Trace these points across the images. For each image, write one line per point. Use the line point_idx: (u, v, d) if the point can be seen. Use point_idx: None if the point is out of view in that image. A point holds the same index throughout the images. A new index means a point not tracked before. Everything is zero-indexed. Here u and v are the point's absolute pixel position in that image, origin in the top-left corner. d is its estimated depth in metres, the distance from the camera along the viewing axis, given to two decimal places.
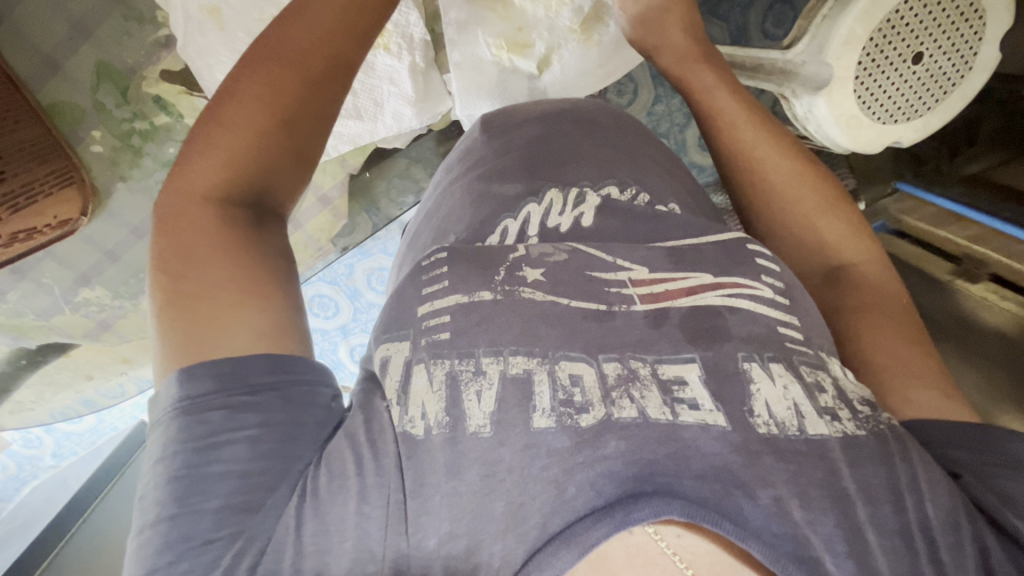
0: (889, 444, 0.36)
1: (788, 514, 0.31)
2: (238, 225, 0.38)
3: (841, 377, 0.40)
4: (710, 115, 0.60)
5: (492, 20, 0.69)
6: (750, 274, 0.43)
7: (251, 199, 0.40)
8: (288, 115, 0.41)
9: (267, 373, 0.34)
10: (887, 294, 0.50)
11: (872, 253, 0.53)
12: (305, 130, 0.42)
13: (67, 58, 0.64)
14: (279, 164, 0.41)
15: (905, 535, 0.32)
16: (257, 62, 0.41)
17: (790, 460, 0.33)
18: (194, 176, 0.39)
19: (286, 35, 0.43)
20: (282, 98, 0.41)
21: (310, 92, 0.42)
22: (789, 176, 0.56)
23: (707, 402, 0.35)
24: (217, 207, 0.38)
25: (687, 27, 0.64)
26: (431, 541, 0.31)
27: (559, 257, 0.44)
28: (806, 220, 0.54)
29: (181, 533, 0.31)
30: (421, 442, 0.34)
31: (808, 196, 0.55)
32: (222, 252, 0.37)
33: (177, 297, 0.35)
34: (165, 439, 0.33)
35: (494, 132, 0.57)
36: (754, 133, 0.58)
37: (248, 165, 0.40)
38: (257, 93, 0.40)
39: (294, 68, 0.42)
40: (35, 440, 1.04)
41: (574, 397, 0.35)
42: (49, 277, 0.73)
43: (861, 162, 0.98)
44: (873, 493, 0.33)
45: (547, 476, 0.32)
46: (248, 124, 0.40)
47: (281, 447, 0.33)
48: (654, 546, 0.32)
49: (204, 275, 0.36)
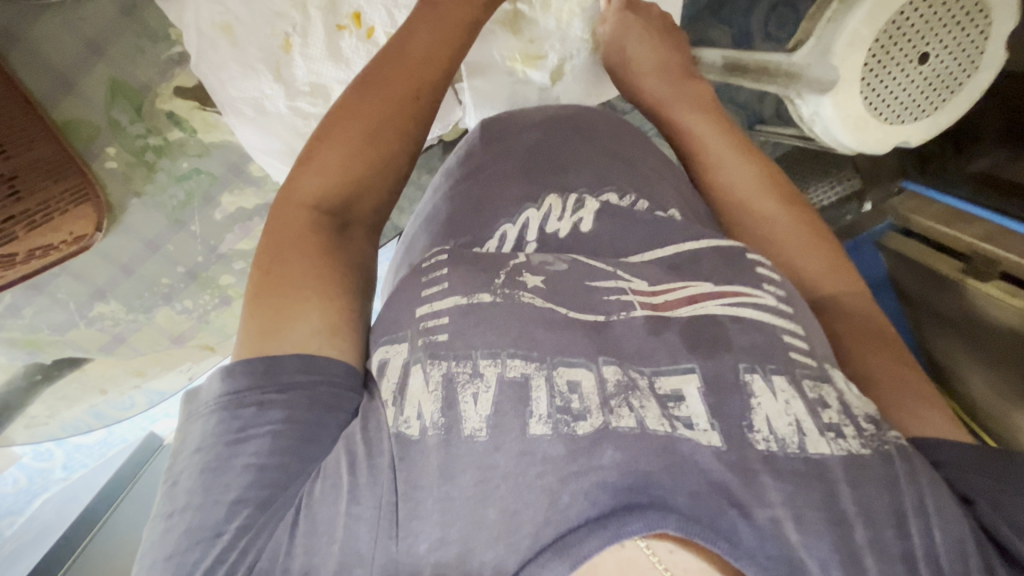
0: (894, 466, 0.35)
1: (785, 536, 0.30)
2: (328, 233, 0.44)
3: (846, 391, 0.39)
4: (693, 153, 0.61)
5: (503, 35, 0.70)
6: (752, 282, 0.43)
7: (341, 210, 0.46)
8: (377, 130, 0.48)
9: (297, 372, 0.37)
10: (869, 328, 0.49)
11: (858, 286, 0.53)
12: (388, 141, 0.48)
13: (81, 76, 0.65)
14: (368, 173, 0.47)
15: (906, 559, 0.31)
16: (363, 94, 0.49)
17: (788, 479, 0.32)
18: (299, 183, 0.45)
19: (389, 73, 0.51)
20: (375, 117, 0.48)
21: (403, 120, 0.49)
22: (773, 211, 0.56)
23: (703, 420, 0.35)
24: (312, 210, 0.44)
25: (671, 66, 0.65)
26: (421, 545, 0.31)
27: (559, 266, 0.44)
28: (786, 256, 0.54)
29: (202, 520, 0.33)
30: (416, 443, 0.34)
31: (793, 231, 0.55)
32: (313, 254, 0.42)
33: (266, 295, 0.40)
34: (203, 431, 0.36)
35: (492, 139, 0.57)
36: (741, 168, 0.59)
37: (346, 182, 0.46)
38: (363, 121, 0.48)
39: (396, 99, 0.50)
40: (46, 454, 1.04)
41: (572, 404, 0.35)
42: (64, 292, 0.74)
43: (868, 163, 0.96)
44: (874, 515, 0.32)
45: (542, 484, 0.32)
46: (346, 145, 0.47)
47: (301, 445, 0.36)
48: (646, 561, 0.31)
49: (290, 270, 0.41)
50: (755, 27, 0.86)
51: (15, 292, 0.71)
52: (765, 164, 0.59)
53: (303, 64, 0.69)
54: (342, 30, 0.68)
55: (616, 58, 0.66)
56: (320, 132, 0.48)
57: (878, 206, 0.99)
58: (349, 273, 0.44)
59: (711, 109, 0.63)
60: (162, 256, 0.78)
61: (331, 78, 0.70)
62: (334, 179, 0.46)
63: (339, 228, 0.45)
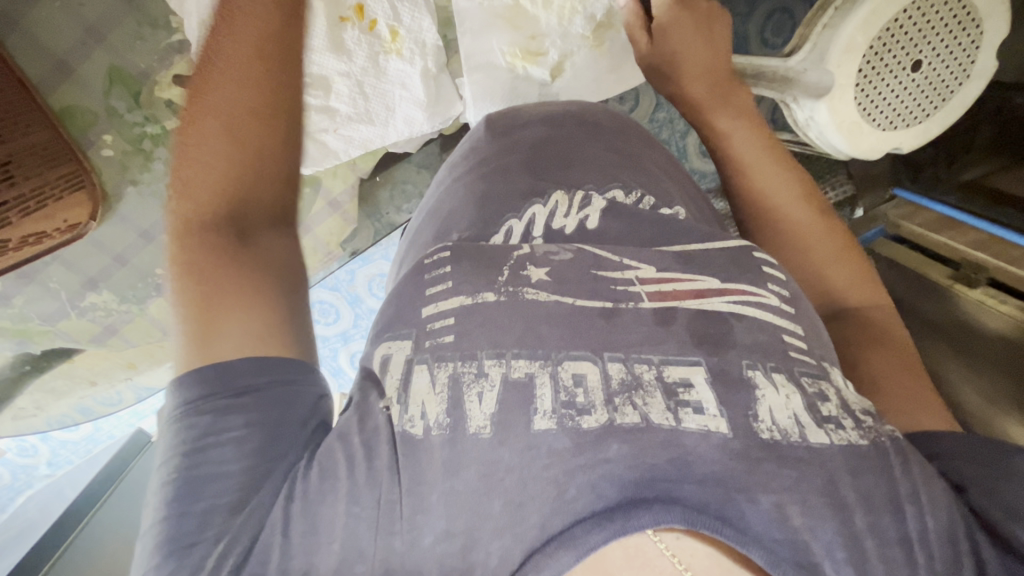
0: (889, 456, 0.35)
1: (789, 520, 0.31)
2: (228, 244, 0.39)
3: (843, 389, 0.40)
4: (727, 159, 0.62)
5: (504, 30, 0.71)
6: (757, 282, 0.43)
7: (236, 216, 0.41)
8: (230, 125, 0.41)
9: (253, 375, 0.36)
10: (894, 338, 0.50)
11: (882, 301, 0.54)
12: (250, 132, 0.42)
13: (80, 62, 0.65)
14: (245, 171, 0.41)
15: (904, 544, 0.32)
16: (196, 99, 0.42)
17: (793, 466, 0.33)
18: (182, 211, 0.40)
19: (214, 65, 0.43)
20: (221, 113, 0.41)
21: (252, 105, 0.42)
22: (805, 221, 0.57)
23: (713, 405, 0.35)
24: (201, 233, 0.39)
25: (710, 71, 0.64)
26: (426, 538, 0.32)
27: (564, 256, 0.44)
28: (814, 267, 0.55)
29: (171, 534, 0.32)
30: (420, 442, 0.34)
31: (823, 244, 0.56)
32: (216, 271, 0.38)
33: (185, 317, 0.37)
34: (163, 445, 0.35)
35: (499, 133, 0.57)
36: (775, 174, 0.59)
37: (224, 189, 0.41)
38: (221, 115, 0.41)
39: (234, 86, 0.42)
40: (30, 449, 1.04)
41: (576, 399, 0.35)
42: (55, 282, 0.73)
43: (860, 170, 0.99)
44: (874, 501, 0.33)
45: (547, 476, 0.32)
46: (207, 157, 0.41)
47: (267, 446, 0.35)
48: (653, 547, 0.33)
49: (206, 292, 0.37)
50: (752, 32, 0.87)
51: (6, 280, 0.70)
52: (798, 176, 0.60)
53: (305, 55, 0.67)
54: (345, 22, 0.68)
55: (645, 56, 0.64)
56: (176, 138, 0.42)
57: (869, 212, 1.01)
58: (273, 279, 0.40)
59: (747, 112, 0.63)
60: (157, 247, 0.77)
61: (333, 69, 0.69)
62: (206, 187, 0.40)
63: (237, 237, 0.40)
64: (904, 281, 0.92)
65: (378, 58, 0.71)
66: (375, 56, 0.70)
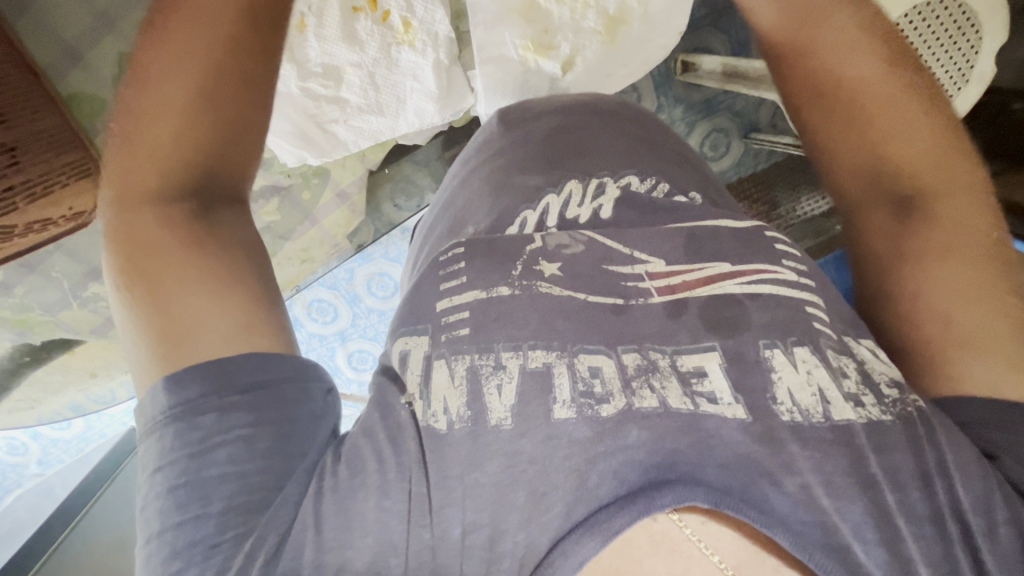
0: (916, 428, 0.35)
1: (815, 501, 0.31)
2: (190, 221, 0.38)
3: (868, 360, 0.39)
4: (779, 37, 0.54)
5: (517, 23, 0.71)
6: (771, 259, 0.43)
7: (196, 190, 0.39)
8: (201, 101, 0.39)
9: (257, 372, 0.35)
10: (972, 234, 0.45)
11: (965, 185, 0.47)
12: (222, 110, 0.40)
13: (90, 49, 0.64)
14: (211, 150, 0.40)
15: (935, 520, 0.32)
16: (152, 69, 0.40)
17: (816, 448, 0.33)
18: (134, 186, 0.38)
19: (173, 30, 0.40)
20: (185, 86, 0.39)
21: (221, 78, 0.40)
22: (874, 100, 0.49)
23: (727, 394, 0.35)
24: (162, 209, 0.38)
25: None
26: (455, 530, 0.32)
27: (575, 248, 0.44)
28: (881, 156, 0.49)
29: (187, 539, 0.32)
30: (445, 436, 0.34)
31: (895, 126, 0.49)
32: (176, 253, 0.37)
33: (149, 310, 0.35)
34: (161, 448, 0.34)
35: (513, 124, 0.58)
36: (842, 50, 0.51)
37: (177, 158, 0.39)
38: (174, 75, 0.39)
39: (202, 59, 0.40)
40: (21, 447, 1.09)
41: (594, 388, 0.35)
42: (58, 271, 0.73)
43: None
44: (902, 479, 0.33)
45: (569, 466, 0.33)
46: (168, 132, 0.39)
47: (278, 445, 0.34)
48: (679, 533, 0.33)
49: (170, 280, 0.36)
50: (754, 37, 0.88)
51: (8, 270, 0.70)
52: (870, 38, 0.51)
53: (316, 45, 0.68)
54: (357, 12, 0.68)
55: None
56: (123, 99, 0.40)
57: None
58: (241, 264, 0.39)
59: None
60: None
61: (344, 60, 0.69)
62: (159, 153, 0.39)
63: (198, 210, 0.39)
64: None
65: (390, 49, 0.71)
66: (387, 47, 0.70)
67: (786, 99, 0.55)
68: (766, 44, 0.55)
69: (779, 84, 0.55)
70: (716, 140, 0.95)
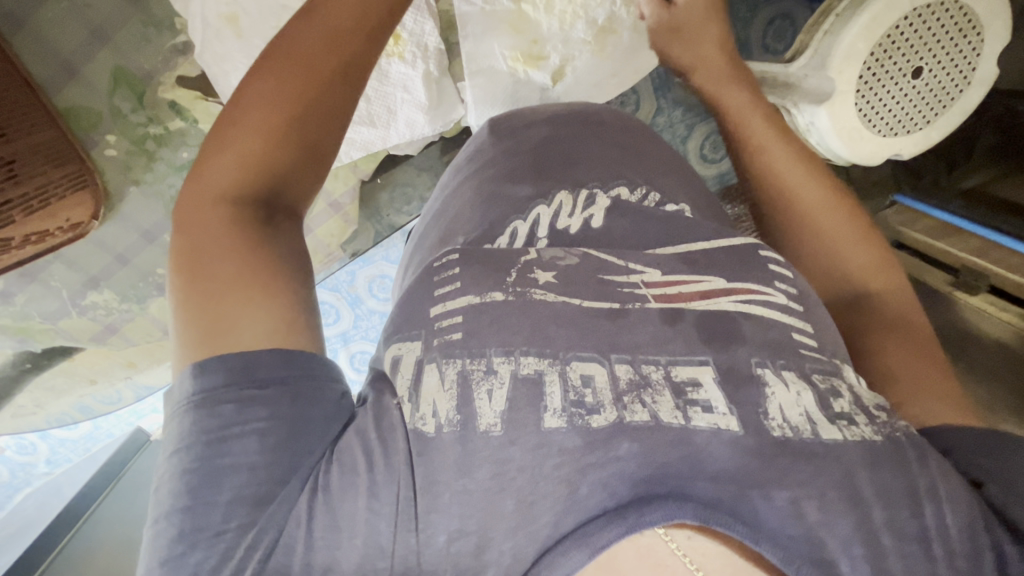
0: (905, 450, 0.35)
1: (803, 516, 0.31)
2: (253, 226, 0.37)
3: (856, 385, 0.40)
4: (742, 140, 0.62)
5: (506, 33, 0.71)
6: (762, 280, 0.43)
7: (270, 197, 0.39)
8: (299, 112, 0.39)
9: (279, 368, 0.34)
10: (912, 322, 0.50)
11: (898, 283, 0.53)
12: (316, 124, 0.40)
13: (86, 64, 0.65)
14: (293, 164, 0.39)
15: (923, 541, 0.32)
16: (266, 68, 0.40)
17: (806, 463, 0.33)
18: (212, 176, 0.38)
19: (298, 38, 0.41)
20: (291, 95, 0.39)
21: (323, 92, 0.40)
22: (817, 205, 0.57)
23: (722, 405, 0.35)
24: (229, 207, 0.37)
25: (723, 47, 0.66)
26: (440, 537, 0.32)
27: (570, 260, 0.44)
28: (830, 253, 0.55)
29: (193, 525, 0.31)
30: (432, 439, 0.34)
31: (838, 226, 0.56)
32: (229, 250, 0.36)
33: (193, 297, 0.35)
34: (180, 431, 0.33)
35: (503, 134, 0.58)
36: (791, 162, 0.59)
37: (265, 161, 0.38)
38: (299, 88, 0.39)
39: (312, 71, 0.40)
40: (29, 447, 1.04)
41: (585, 398, 0.35)
42: (57, 280, 0.73)
43: (861, 174, 0.96)
44: (891, 496, 0.33)
45: (559, 475, 0.33)
46: (259, 135, 0.38)
47: (291, 440, 0.33)
48: (665, 547, 0.33)
49: (216, 273, 0.35)
50: (754, 38, 0.87)
51: (8, 279, 0.70)
52: (810, 158, 0.60)
53: None
54: None
55: (667, 23, 0.67)
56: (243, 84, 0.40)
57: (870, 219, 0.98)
58: (287, 272, 0.37)
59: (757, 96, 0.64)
60: (159, 246, 0.76)
61: None
62: (251, 151, 0.38)
63: (264, 218, 0.38)
64: None
65: (380, 61, 0.71)
66: (378, 59, 0.71)
67: (748, 197, 0.62)
68: (730, 148, 0.64)
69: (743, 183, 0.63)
70: (716, 142, 0.95)
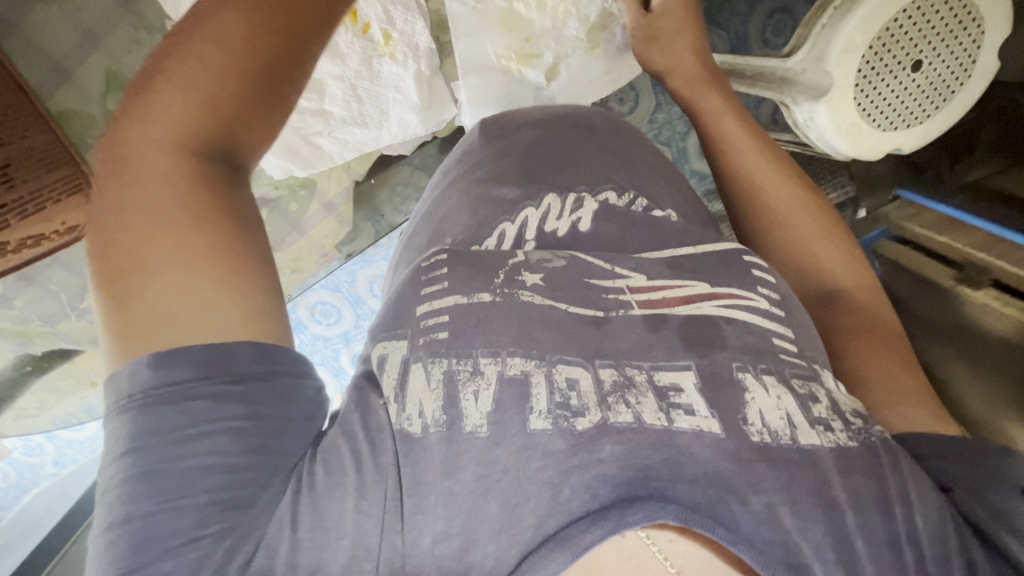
0: (879, 455, 0.36)
1: (779, 520, 0.31)
2: (216, 188, 0.35)
3: (834, 390, 0.40)
4: (715, 137, 0.62)
5: (498, 33, 0.71)
6: (746, 284, 0.43)
7: (230, 155, 0.36)
8: (268, 60, 0.35)
9: (254, 363, 0.33)
10: (881, 320, 0.50)
11: (868, 281, 0.54)
12: (284, 77, 0.36)
13: (77, 67, 0.66)
14: (258, 120, 0.36)
15: (893, 545, 0.32)
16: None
17: (783, 468, 0.33)
18: (161, 122, 0.33)
19: None
20: (259, 38, 0.34)
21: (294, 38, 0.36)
22: (789, 204, 0.57)
23: (703, 408, 0.35)
24: (187, 166, 0.34)
25: (698, 47, 0.66)
26: (426, 539, 0.32)
27: (557, 262, 0.43)
28: (802, 250, 0.55)
29: (161, 530, 0.30)
30: (418, 440, 0.34)
31: (809, 224, 0.56)
32: (192, 217, 0.34)
33: (153, 269, 0.32)
34: (136, 429, 0.31)
35: (493, 136, 0.58)
36: (763, 162, 0.59)
37: (227, 112, 0.34)
38: (269, 29, 0.35)
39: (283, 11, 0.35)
40: (36, 449, 1.05)
41: (570, 401, 0.35)
42: (55, 283, 0.74)
43: (862, 170, 0.99)
44: (863, 501, 0.33)
45: (542, 478, 0.33)
46: (220, 81, 0.34)
47: (266, 440, 0.33)
48: (647, 550, 0.33)
49: (176, 245, 0.33)
50: (752, 32, 0.87)
51: (6, 283, 0.71)
52: (781, 158, 0.60)
53: None
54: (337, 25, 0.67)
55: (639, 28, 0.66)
56: (191, 17, 0.35)
57: (872, 213, 1.01)
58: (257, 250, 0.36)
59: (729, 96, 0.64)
60: None
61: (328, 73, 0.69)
62: (211, 95, 0.34)
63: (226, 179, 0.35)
64: (901, 280, 0.94)
65: (372, 61, 0.71)
66: (369, 59, 0.70)
67: (722, 195, 0.62)
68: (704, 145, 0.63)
69: (716, 182, 0.62)
70: None
